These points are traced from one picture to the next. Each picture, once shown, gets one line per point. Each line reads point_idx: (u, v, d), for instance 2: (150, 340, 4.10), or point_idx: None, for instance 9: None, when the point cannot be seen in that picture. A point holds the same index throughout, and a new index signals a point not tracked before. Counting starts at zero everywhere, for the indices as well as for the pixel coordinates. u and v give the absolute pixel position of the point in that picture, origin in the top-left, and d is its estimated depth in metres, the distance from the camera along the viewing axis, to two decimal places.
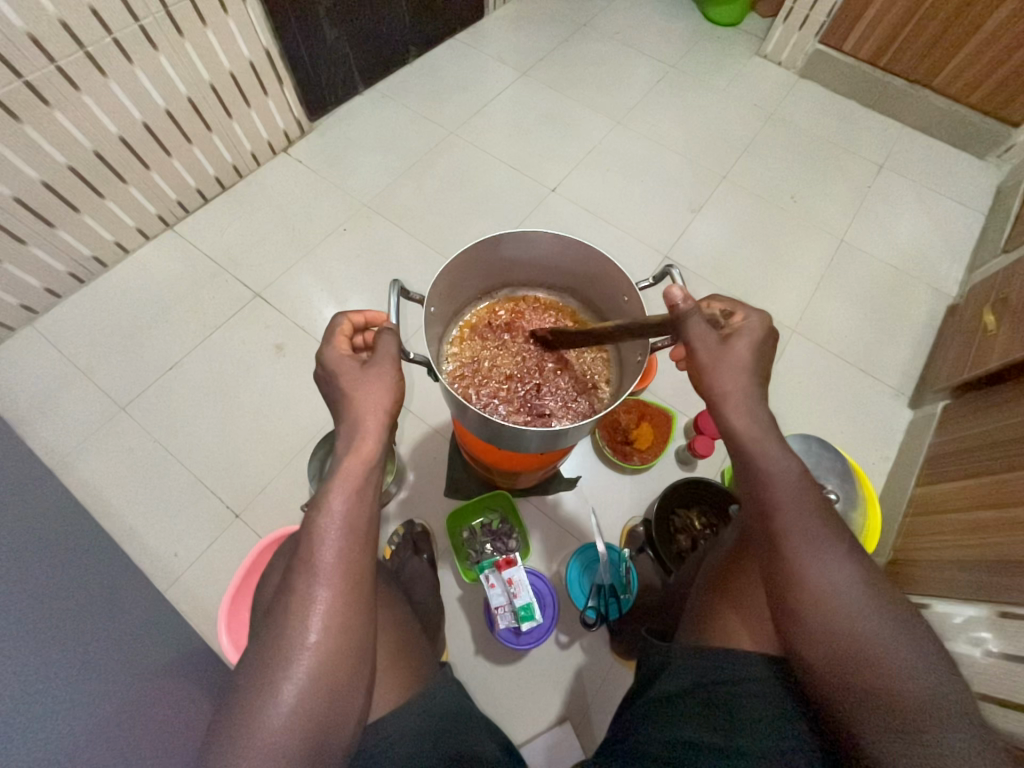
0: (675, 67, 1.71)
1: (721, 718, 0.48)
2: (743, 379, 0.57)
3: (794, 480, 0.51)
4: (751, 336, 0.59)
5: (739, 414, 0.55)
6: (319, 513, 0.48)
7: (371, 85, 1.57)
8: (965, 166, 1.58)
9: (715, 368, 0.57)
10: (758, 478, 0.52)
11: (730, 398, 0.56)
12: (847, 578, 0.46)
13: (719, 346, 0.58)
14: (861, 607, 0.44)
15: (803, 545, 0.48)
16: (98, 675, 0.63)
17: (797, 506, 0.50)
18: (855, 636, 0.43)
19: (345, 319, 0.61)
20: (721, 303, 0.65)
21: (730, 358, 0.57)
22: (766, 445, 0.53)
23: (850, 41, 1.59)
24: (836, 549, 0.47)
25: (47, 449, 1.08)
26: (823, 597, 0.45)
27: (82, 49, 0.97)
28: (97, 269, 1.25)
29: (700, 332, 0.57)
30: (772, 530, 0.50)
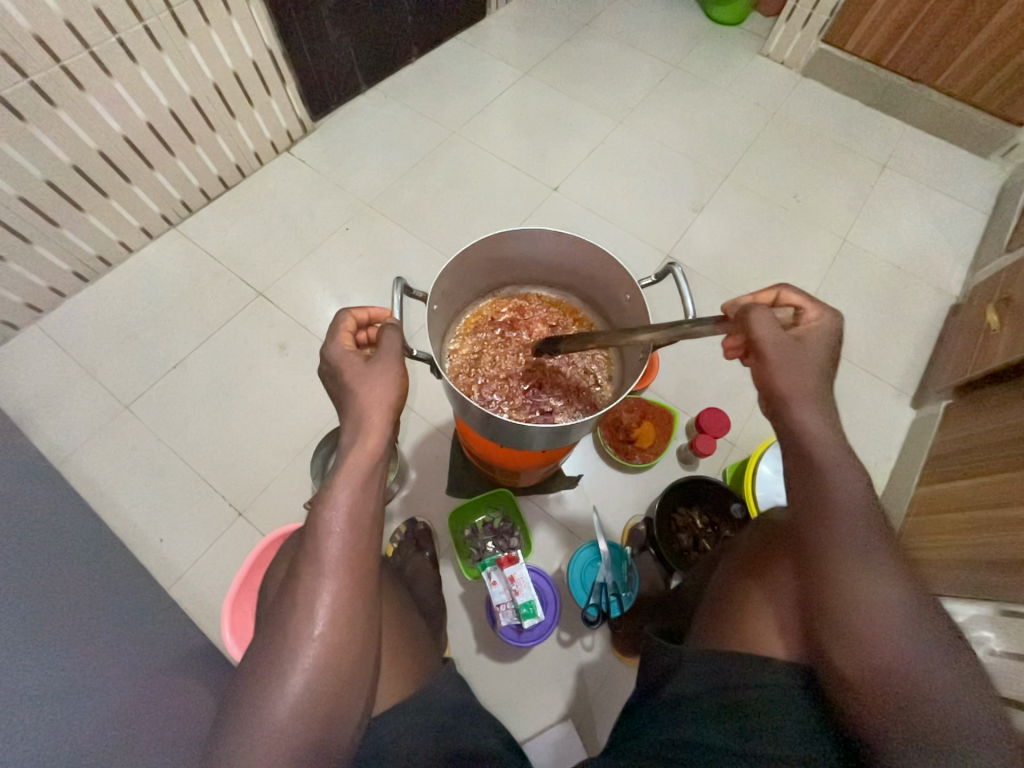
0: (677, 67, 1.71)
1: (739, 721, 0.47)
2: (810, 380, 0.55)
3: (847, 490, 0.49)
4: (820, 338, 0.58)
5: (808, 416, 0.54)
6: (325, 507, 0.48)
7: (373, 85, 1.58)
8: (968, 166, 1.58)
9: (781, 367, 0.56)
10: (812, 482, 0.51)
11: (795, 399, 0.55)
12: (892, 592, 0.44)
13: (787, 345, 0.57)
14: (899, 620, 0.43)
15: (847, 554, 0.47)
16: (103, 671, 0.64)
17: (846, 515, 0.48)
18: (885, 645, 0.42)
19: (349, 315, 0.61)
20: (792, 297, 0.63)
21: (799, 357, 0.56)
22: (834, 457, 0.51)
23: (853, 41, 1.58)
24: (885, 563, 0.46)
25: (52, 447, 1.09)
26: (859, 606, 0.45)
27: (87, 49, 0.97)
28: (102, 268, 1.26)
29: (767, 327, 0.57)
30: (814, 536, 0.49)
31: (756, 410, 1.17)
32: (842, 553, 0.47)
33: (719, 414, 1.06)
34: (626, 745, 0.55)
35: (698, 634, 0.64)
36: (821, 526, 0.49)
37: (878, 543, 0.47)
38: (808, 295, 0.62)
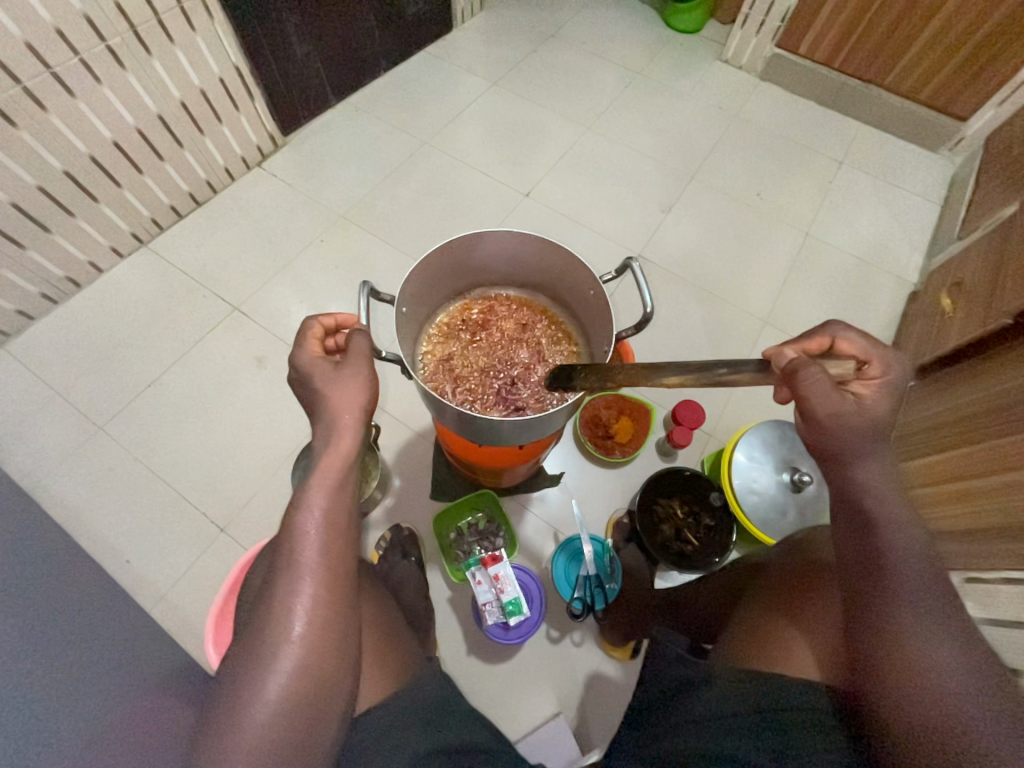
0: (641, 73, 1.77)
1: (768, 736, 0.47)
2: (871, 442, 0.53)
3: (905, 538, 0.48)
4: (880, 396, 0.55)
5: (867, 469, 0.52)
6: (298, 510, 0.48)
7: (343, 99, 1.59)
8: (918, 160, 1.65)
9: (839, 432, 0.53)
10: (869, 530, 0.49)
11: (849, 458, 0.53)
12: (951, 646, 0.42)
13: (848, 408, 0.53)
14: (947, 668, 0.41)
15: (901, 606, 0.45)
16: (79, 697, 0.62)
17: (903, 563, 0.47)
18: (921, 682, 0.42)
19: (317, 323, 0.61)
20: (852, 342, 0.58)
21: (860, 422, 0.53)
22: (893, 509, 0.50)
23: (805, 45, 1.66)
24: (943, 614, 0.44)
25: (23, 472, 1.06)
26: (913, 656, 0.43)
27: (49, 70, 0.97)
28: (71, 289, 1.24)
29: (822, 387, 0.53)
30: (867, 583, 0.48)
31: (730, 401, 1.20)
32: (895, 604, 0.45)
33: (694, 405, 1.08)
34: (636, 753, 0.55)
35: (723, 648, 0.65)
36: (873, 573, 0.48)
37: (935, 593, 0.45)
38: (870, 339, 0.57)
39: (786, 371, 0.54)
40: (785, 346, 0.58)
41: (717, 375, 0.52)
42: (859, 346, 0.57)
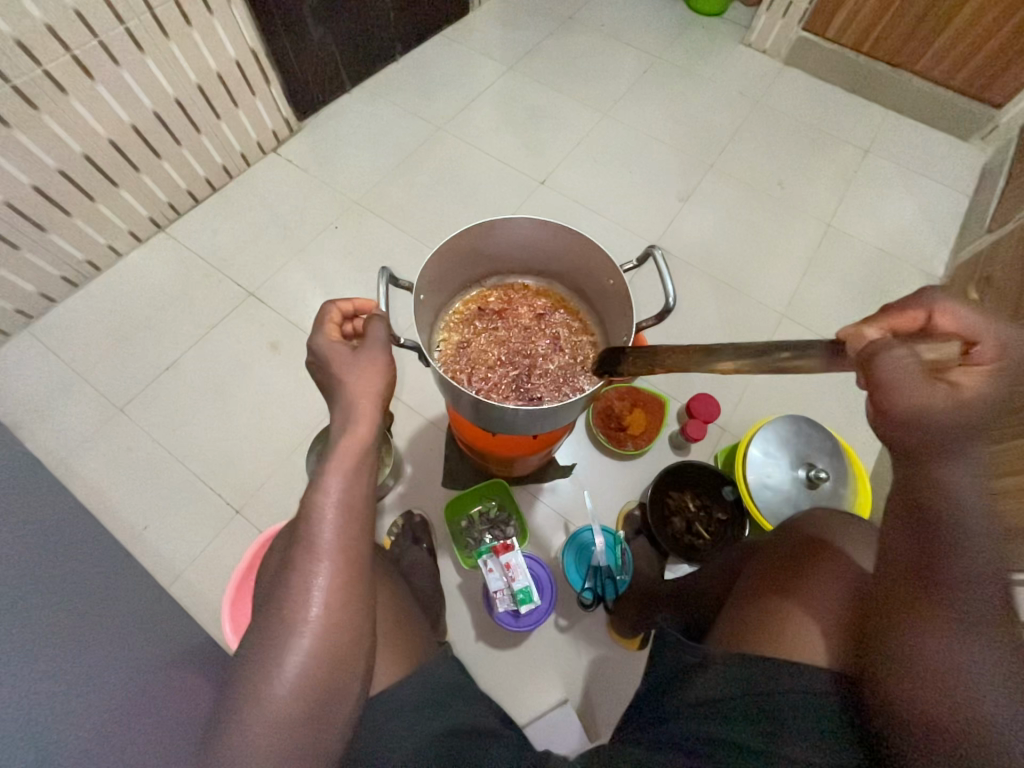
0: (661, 57, 1.72)
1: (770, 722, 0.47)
2: (953, 438, 0.44)
3: (976, 545, 0.42)
4: (988, 381, 0.45)
5: (945, 468, 0.44)
6: (316, 493, 0.49)
7: (358, 83, 1.58)
8: (949, 149, 1.60)
9: (919, 428, 0.45)
10: (930, 529, 0.44)
11: (937, 452, 0.44)
12: (991, 659, 0.40)
13: (936, 399, 0.44)
14: (983, 686, 0.40)
15: (943, 611, 0.42)
16: (101, 670, 0.64)
17: (963, 572, 0.42)
18: (954, 696, 0.40)
19: (335, 307, 0.61)
20: (957, 318, 0.48)
21: (949, 415, 0.44)
22: (963, 516, 0.43)
23: (833, 28, 1.60)
24: (989, 627, 0.41)
25: (47, 451, 1.09)
26: (941, 658, 0.41)
27: (68, 53, 0.97)
28: (91, 272, 1.26)
29: (905, 372, 0.45)
30: (916, 587, 0.44)
31: (746, 395, 1.19)
32: (936, 609, 0.43)
33: (709, 399, 1.07)
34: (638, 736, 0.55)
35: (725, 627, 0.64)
36: (926, 577, 0.44)
37: (991, 606, 0.42)
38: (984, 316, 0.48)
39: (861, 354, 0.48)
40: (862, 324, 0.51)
41: (783, 357, 0.52)
42: (963, 323, 0.48)
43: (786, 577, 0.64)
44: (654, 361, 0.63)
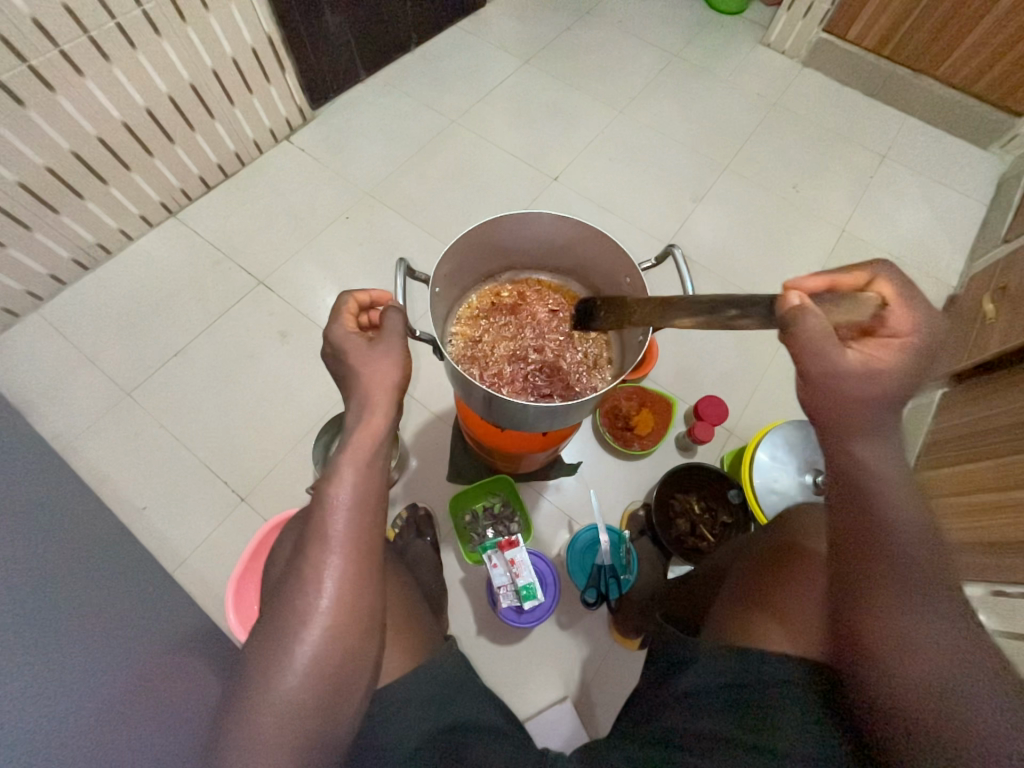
0: (678, 55, 1.71)
1: (756, 719, 0.47)
2: (876, 417, 0.47)
3: (905, 519, 0.44)
4: (892, 355, 0.49)
5: (866, 447, 0.47)
6: (330, 484, 0.49)
7: (372, 73, 1.57)
8: (967, 157, 1.58)
9: (840, 404, 0.48)
10: (865, 511, 0.45)
11: (866, 430, 0.47)
12: (947, 634, 0.40)
13: (842, 370, 0.48)
14: (942, 655, 0.40)
15: (891, 587, 0.43)
16: (106, 652, 0.64)
17: (899, 551, 0.43)
18: (918, 676, 0.40)
19: (352, 297, 0.61)
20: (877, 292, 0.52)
21: (853, 386, 0.48)
22: (892, 487, 0.45)
23: (854, 30, 1.58)
24: (937, 598, 0.42)
25: (54, 433, 1.09)
26: (897, 641, 0.41)
27: (85, 34, 0.97)
28: (101, 256, 1.26)
29: (823, 342, 0.48)
30: (860, 568, 0.45)
31: (754, 399, 1.18)
32: (881, 589, 0.43)
33: (717, 401, 1.07)
34: (634, 730, 0.55)
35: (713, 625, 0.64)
36: (863, 561, 0.45)
37: (929, 576, 0.42)
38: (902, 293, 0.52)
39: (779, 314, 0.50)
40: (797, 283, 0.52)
41: (729, 316, 0.52)
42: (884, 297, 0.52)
43: (762, 577, 0.65)
44: (626, 314, 0.63)
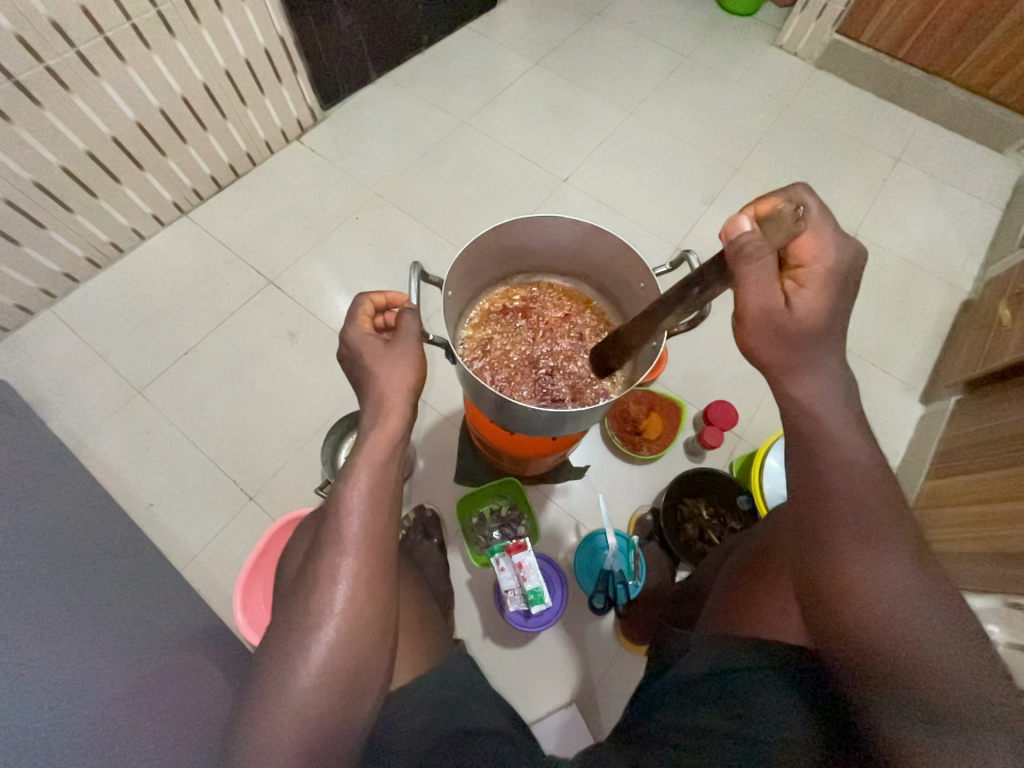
0: (689, 57, 1.70)
1: (735, 706, 0.47)
2: (807, 352, 0.48)
3: (858, 480, 0.46)
4: (823, 292, 0.48)
5: (806, 386, 0.48)
6: (345, 486, 0.49)
7: (383, 74, 1.57)
8: (982, 160, 1.56)
9: (776, 343, 0.48)
10: (825, 470, 0.47)
11: (796, 370, 0.49)
12: (905, 577, 0.43)
13: (776, 313, 0.47)
14: (900, 595, 0.43)
15: (852, 539, 0.45)
16: (117, 649, 0.65)
17: (858, 511, 0.46)
18: (879, 619, 0.42)
19: (367, 300, 0.61)
20: (810, 210, 0.48)
21: (786, 329, 0.48)
22: (846, 439, 0.48)
23: (868, 33, 1.56)
24: (891, 542, 0.44)
25: (66, 430, 1.10)
26: (859, 588, 0.44)
27: (101, 34, 0.97)
28: (114, 254, 1.27)
29: (760, 283, 0.46)
30: (823, 526, 0.47)
31: (764, 404, 1.17)
32: (842, 541, 0.46)
33: (726, 406, 1.06)
34: (629, 727, 0.55)
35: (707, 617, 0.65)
36: (824, 526, 0.47)
37: (886, 524, 0.45)
38: (827, 209, 0.48)
39: (731, 254, 0.46)
40: (735, 216, 0.48)
41: (694, 296, 0.51)
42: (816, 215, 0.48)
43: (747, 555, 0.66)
44: (628, 343, 0.62)
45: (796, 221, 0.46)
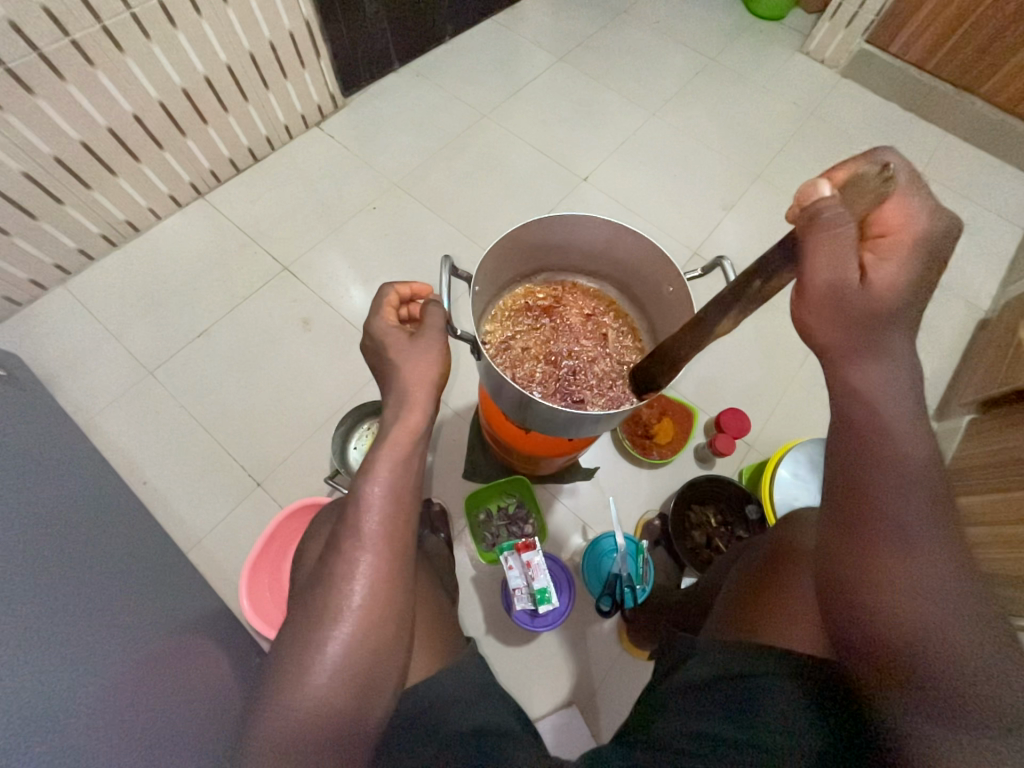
0: (714, 60, 1.68)
1: (747, 711, 0.46)
2: (869, 335, 0.44)
3: (905, 482, 0.43)
4: (907, 264, 0.43)
5: (861, 379, 0.45)
6: (366, 480, 0.49)
7: (406, 63, 1.56)
8: (1006, 178, 1.54)
9: (842, 321, 0.44)
10: (870, 467, 0.45)
11: (857, 355, 0.45)
12: (942, 581, 0.42)
13: (845, 287, 0.44)
14: (935, 598, 0.41)
15: (889, 539, 0.43)
16: (126, 629, 0.65)
17: (901, 514, 0.43)
18: (911, 621, 0.41)
19: (393, 290, 0.60)
20: (899, 171, 0.43)
21: (855, 305, 0.44)
22: (895, 439, 0.44)
23: (898, 42, 1.56)
24: (935, 545, 0.42)
25: (76, 407, 1.10)
26: (894, 589, 0.42)
27: (128, 10, 0.96)
28: (129, 233, 1.26)
29: (832, 253, 0.43)
30: (861, 525, 0.45)
31: (776, 413, 1.17)
32: (879, 540, 0.44)
33: (739, 413, 1.06)
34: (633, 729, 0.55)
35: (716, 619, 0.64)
36: (862, 525, 0.45)
37: (931, 526, 0.43)
38: (918, 172, 0.43)
39: (804, 224, 0.44)
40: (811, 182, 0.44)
41: (755, 289, 0.50)
42: (906, 177, 0.43)
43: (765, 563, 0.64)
44: (675, 358, 0.60)
45: (883, 181, 0.42)
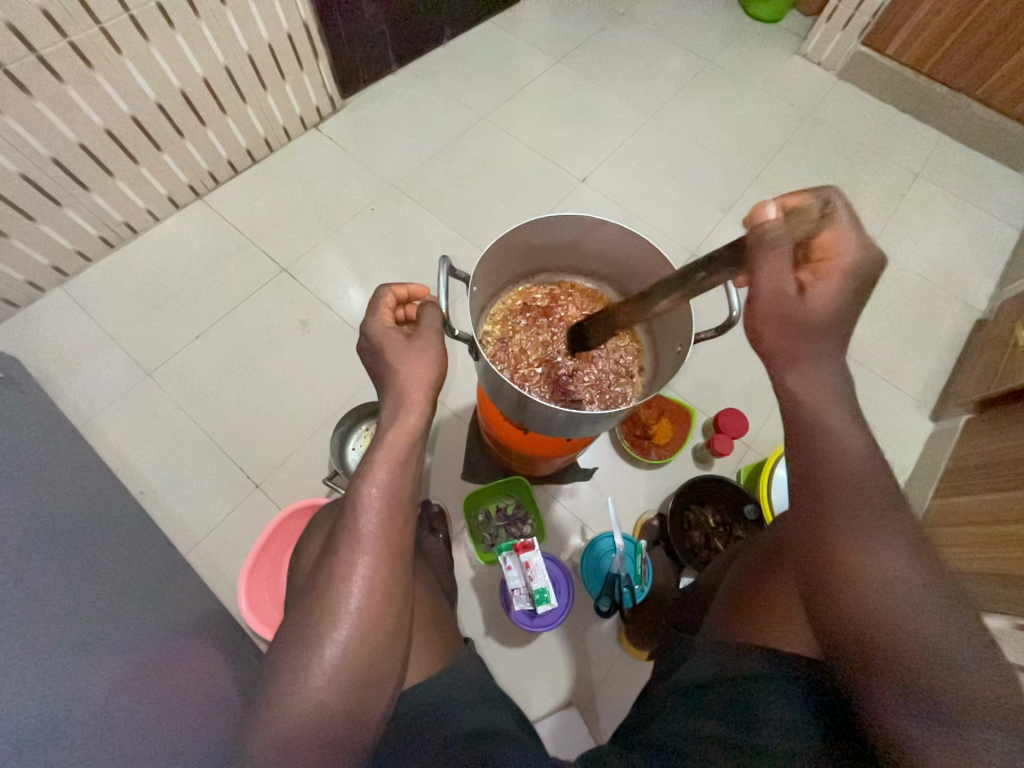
0: (712, 62, 1.69)
1: (741, 716, 0.46)
2: (816, 337, 0.46)
3: (862, 478, 0.43)
4: (842, 286, 0.47)
5: (811, 377, 0.46)
6: (364, 482, 0.49)
7: (404, 64, 1.56)
8: (1002, 179, 1.55)
9: (790, 330, 0.46)
10: (828, 464, 0.44)
11: (800, 360, 0.46)
12: (905, 573, 0.41)
13: (787, 298, 0.46)
14: (904, 593, 0.40)
15: (850, 536, 0.43)
16: (124, 631, 0.65)
17: (858, 510, 0.43)
18: (876, 617, 0.40)
19: (389, 292, 0.60)
20: (836, 209, 0.48)
21: (798, 317, 0.46)
22: (853, 437, 0.45)
23: (894, 46, 1.56)
24: (894, 538, 0.42)
25: (74, 409, 1.10)
26: (859, 587, 0.41)
27: (127, 12, 0.96)
28: (127, 234, 1.26)
29: (773, 265, 0.46)
30: (820, 524, 0.44)
31: (774, 413, 1.17)
32: (838, 538, 0.43)
33: (737, 414, 1.07)
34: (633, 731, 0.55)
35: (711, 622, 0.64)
36: (822, 524, 0.44)
37: (888, 519, 0.42)
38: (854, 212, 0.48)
39: (752, 238, 0.47)
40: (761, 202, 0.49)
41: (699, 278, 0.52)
42: (844, 213, 0.48)
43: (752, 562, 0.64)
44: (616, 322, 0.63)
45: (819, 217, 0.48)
